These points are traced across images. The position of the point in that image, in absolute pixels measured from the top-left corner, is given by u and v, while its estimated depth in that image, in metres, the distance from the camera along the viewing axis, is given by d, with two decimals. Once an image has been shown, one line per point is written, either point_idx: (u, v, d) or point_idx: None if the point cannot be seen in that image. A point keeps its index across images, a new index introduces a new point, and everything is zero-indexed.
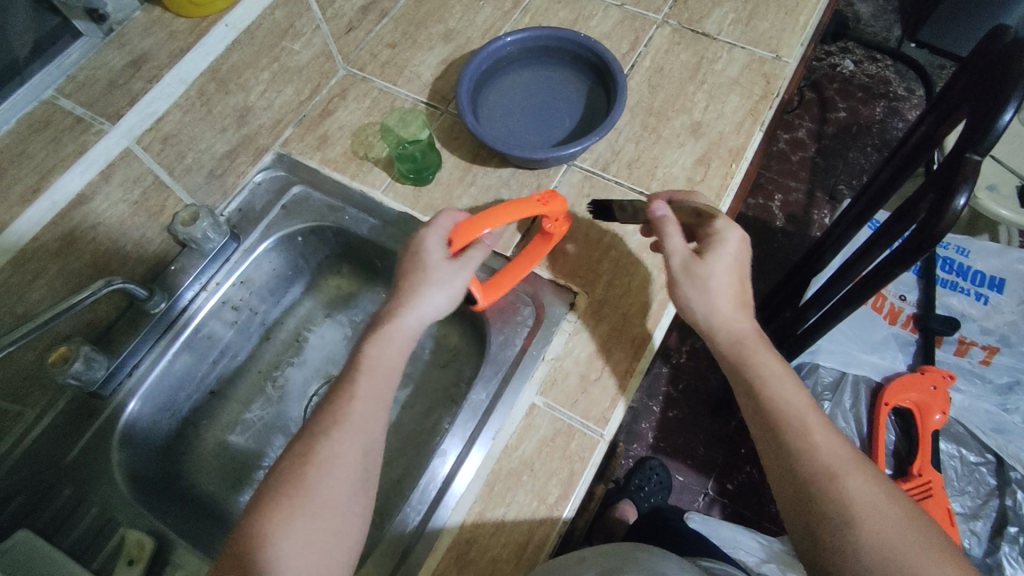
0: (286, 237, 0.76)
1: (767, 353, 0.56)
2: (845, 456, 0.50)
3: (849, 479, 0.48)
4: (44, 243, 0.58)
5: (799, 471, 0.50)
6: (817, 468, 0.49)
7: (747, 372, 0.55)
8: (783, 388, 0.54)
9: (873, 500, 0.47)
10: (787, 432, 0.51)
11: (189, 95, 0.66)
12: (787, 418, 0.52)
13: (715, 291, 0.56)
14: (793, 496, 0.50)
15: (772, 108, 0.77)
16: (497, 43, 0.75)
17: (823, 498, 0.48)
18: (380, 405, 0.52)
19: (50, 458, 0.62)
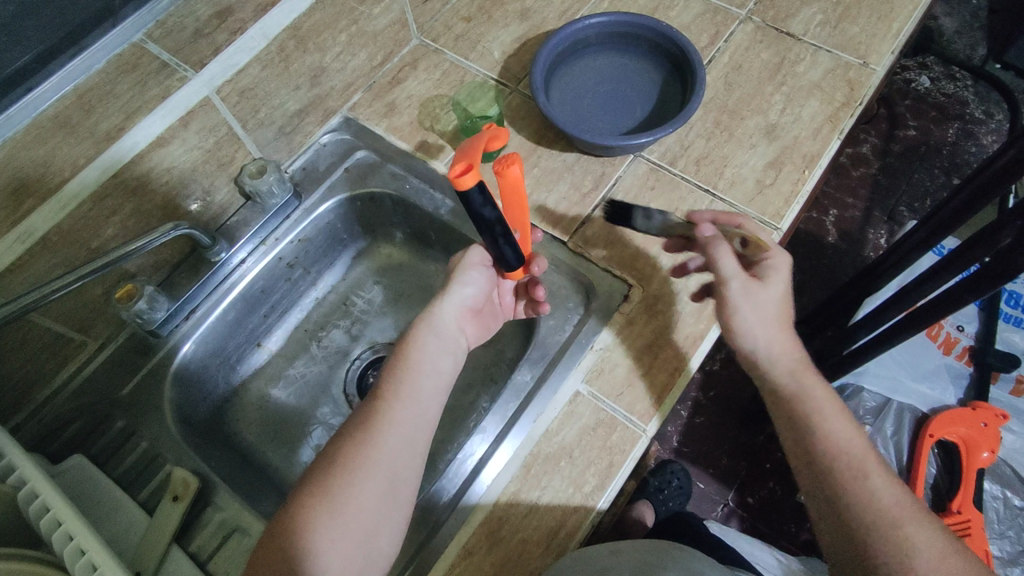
0: (346, 201, 0.77)
1: (820, 391, 0.55)
2: (904, 506, 0.50)
3: (911, 529, 0.49)
4: (123, 180, 0.60)
5: (858, 520, 0.50)
6: (880, 517, 0.49)
7: (802, 408, 0.54)
8: (839, 429, 0.53)
9: (934, 551, 0.48)
10: (847, 478, 0.51)
11: (269, 51, 0.66)
12: (842, 459, 0.52)
13: (768, 319, 0.56)
14: (846, 536, 0.50)
15: (852, 116, 0.74)
16: (576, 25, 0.73)
17: (880, 542, 0.48)
18: (435, 383, 0.55)
19: (107, 390, 0.64)
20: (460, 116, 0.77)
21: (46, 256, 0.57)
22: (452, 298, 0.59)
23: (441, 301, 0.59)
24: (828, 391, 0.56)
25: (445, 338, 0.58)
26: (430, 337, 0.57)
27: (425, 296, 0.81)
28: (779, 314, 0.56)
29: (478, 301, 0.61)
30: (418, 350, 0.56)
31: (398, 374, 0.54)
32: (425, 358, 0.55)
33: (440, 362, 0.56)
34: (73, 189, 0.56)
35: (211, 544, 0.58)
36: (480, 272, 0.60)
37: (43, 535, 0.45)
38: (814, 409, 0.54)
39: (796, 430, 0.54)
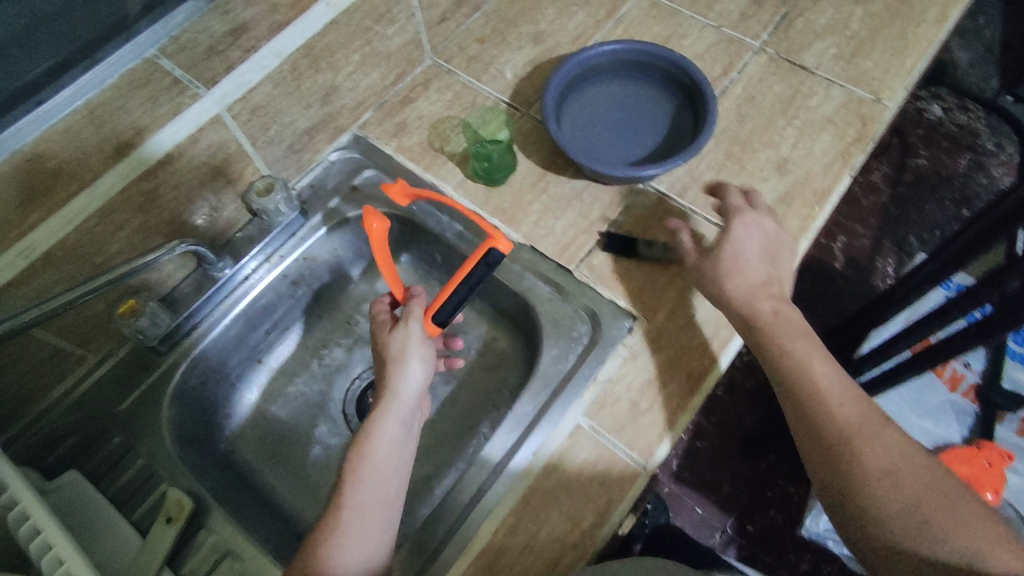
0: (353, 221, 0.76)
1: (789, 316, 0.59)
2: (867, 423, 0.53)
3: (869, 446, 0.52)
4: (129, 196, 0.59)
5: (823, 433, 0.53)
6: (833, 443, 0.53)
7: (765, 337, 0.58)
8: (807, 354, 0.57)
9: (891, 463, 0.51)
10: (808, 398, 0.55)
11: (282, 70, 0.66)
12: (802, 383, 0.55)
13: (726, 271, 0.61)
14: (814, 449, 0.54)
15: (865, 152, 0.73)
16: (590, 52, 0.73)
17: (844, 458, 0.52)
18: (398, 467, 0.56)
19: (105, 406, 0.64)
20: (469, 138, 0.77)
21: (47, 271, 0.56)
22: (406, 378, 0.60)
23: (397, 381, 0.60)
24: (794, 327, 0.58)
25: (403, 420, 0.58)
26: (393, 422, 0.58)
27: None
28: (741, 259, 0.61)
29: (429, 378, 0.62)
30: (379, 435, 0.57)
31: (360, 464, 0.55)
32: (385, 441, 0.57)
33: (400, 450, 0.57)
34: (79, 205, 0.56)
35: (203, 568, 0.57)
36: (425, 352, 0.62)
37: (34, 559, 0.45)
38: (779, 337, 0.57)
39: (764, 359, 0.58)
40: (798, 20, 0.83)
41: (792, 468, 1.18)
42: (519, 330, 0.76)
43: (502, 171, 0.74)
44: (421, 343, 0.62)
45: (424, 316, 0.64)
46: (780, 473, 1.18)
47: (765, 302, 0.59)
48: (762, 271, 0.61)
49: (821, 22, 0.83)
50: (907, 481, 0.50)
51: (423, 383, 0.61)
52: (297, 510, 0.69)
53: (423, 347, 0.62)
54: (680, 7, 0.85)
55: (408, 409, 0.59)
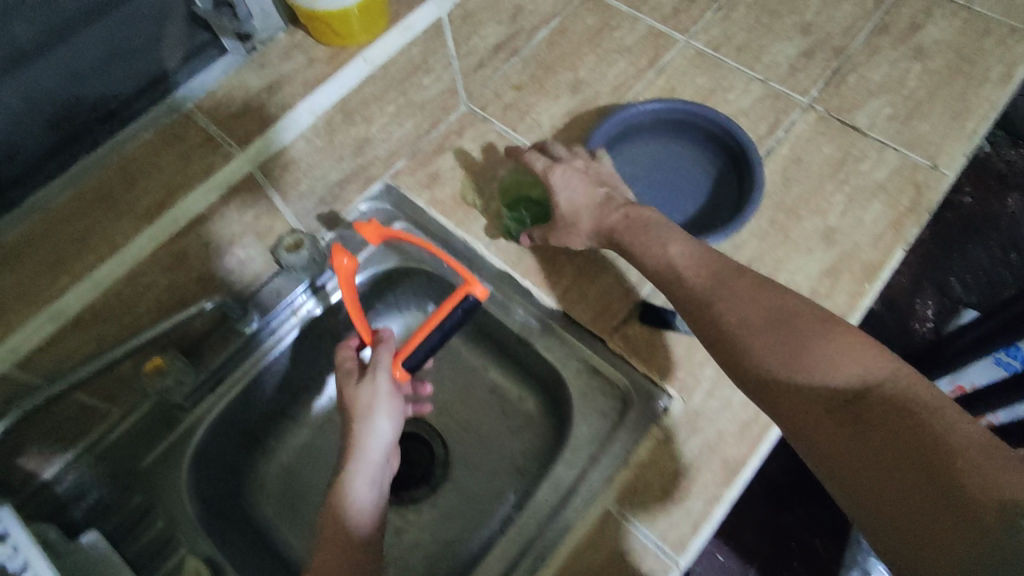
0: (381, 274, 0.75)
1: (713, 277, 0.57)
2: (846, 377, 0.48)
3: (865, 402, 0.47)
4: (159, 257, 0.59)
5: (809, 411, 0.49)
6: (825, 414, 0.48)
7: (699, 305, 0.56)
8: (756, 312, 0.53)
9: (891, 411, 0.46)
10: (774, 370, 0.51)
11: (316, 126, 0.64)
12: (761, 352, 0.52)
13: (568, 228, 0.66)
14: (812, 438, 0.48)
15: (919, 224, 0.70)
16: (631, 109, 0.70)
17: (844, 430, 0.47)
18: (369, 529, 0.55)
19: (128, 462, 0.64)
20: (505, 199, 0.75)
21: (76, 334, 0.56)
22: (374, 434, 0.59)
23: (364, 438, 0.59)
24: (731, 277, 0.56)
25: (369, 477, 0.58)
26: (361, 485, 0.57)
27: (456, 372, 0.80)
28: (568, 215, 0.65)
29: (398, 431, 0.62)
30: (348, 494, 0.56)
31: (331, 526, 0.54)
32: (353, 500, 0.56)
33: (368, 509, 0.56)
34: (108, 269, 0.56)
35: None
36: (394, 406, 0.62)
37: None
38: (722, 304, 0.55)
39: (715, 338, 0.55)
40: (851, 75, 0.79)
41: (817, 520, 1.13)
42: (547, 392, 0.74)
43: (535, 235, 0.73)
44: (388, 394, 0.62)
45: (392, 364, 0.63)
46: (806, 525, 1.13)
47: (615, 213, 0.63)
48: (598, 194, 0.65)
49: (875, 79, 0.79)
50: (899, 429, 0.45)
51: (392, 439, 0.61)
52: None
53: (392, 401, 0.62)
54: (725, 58, 0.82)
55: (376, 468, 0.58)
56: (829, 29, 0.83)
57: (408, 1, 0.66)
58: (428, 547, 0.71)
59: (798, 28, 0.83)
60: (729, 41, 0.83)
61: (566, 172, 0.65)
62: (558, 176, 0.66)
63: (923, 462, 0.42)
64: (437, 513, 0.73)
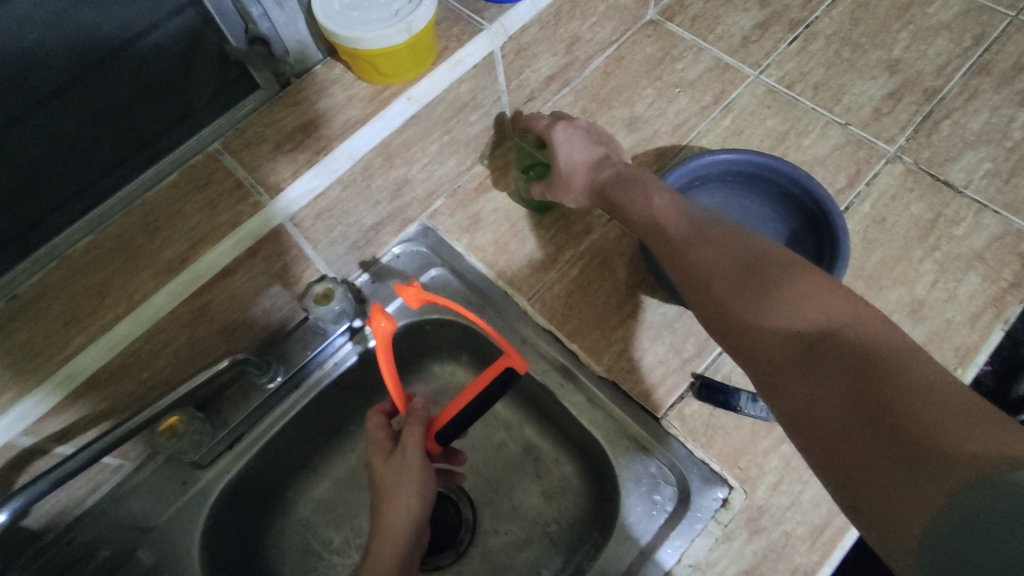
0: (416, 325, 0.69)
1: (682, 225, 0.55)
2: (807, 317, 0.44)
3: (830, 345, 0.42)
4: (179, 315, 0.54)
5: (768, 352, 0.45)
6: (783, 359, 0.44)
7: (670, 250, 0.55)
8: (721, 256, 0.51)
9: (855, 351, 0.41)
10: (735, 313, 0.48)
11: (353, 172, 0.59)
12: (724, 297, 0.49)
13: (565, 175, 0.64)
14: (778, 383, 0.44)
15: (1022, 302, 0.61)
16: (704, 159, 0.64)
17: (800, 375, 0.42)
18: None
19: (138, 521, 0.60)
20: (518, 159, 0.74)
21: (92, 395, 0.53)
22: (403, 511, 0.54)
23: (391, 514, 0.54)
24: (700, 235, 0.53)
25: (400, 554, 0.52)
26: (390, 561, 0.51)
27: (488, 429, 0.74)
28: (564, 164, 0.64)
29: (430, 508, 0.56)
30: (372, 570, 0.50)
31: None
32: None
33: None
34: (123, 329, 0.51)
35: None
36: (425, 481, 0.56)
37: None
38: (688, 253, 0.53)
39: (683, 282, 0.53)
40: (944, 122, 0.71)
41: None
42: (588, 460, 0.68)
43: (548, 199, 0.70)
44: (416, 465, 0.57)
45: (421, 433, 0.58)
46: None
47: (607, 169, 0.63)
48: (597, 152, 0.64)
49: (972, 128, 0.70)
50: (856, 378, 0.39)
51: (423, 517, 0.55)
52: None
53: (422, 474, 0.57)
54: (800, 97, 0.75)
55: (406, 549, 0.52)
56: (920, 67, 0.74)
57: (459, 34, 0.60)
58: None
59: (883, 65, 0.75)
60: (805, 78, 0.76)
61: (568, 129, 0.65)
62: (558, 128, 0.65)
63: (866, 404, 0.38)
64: None
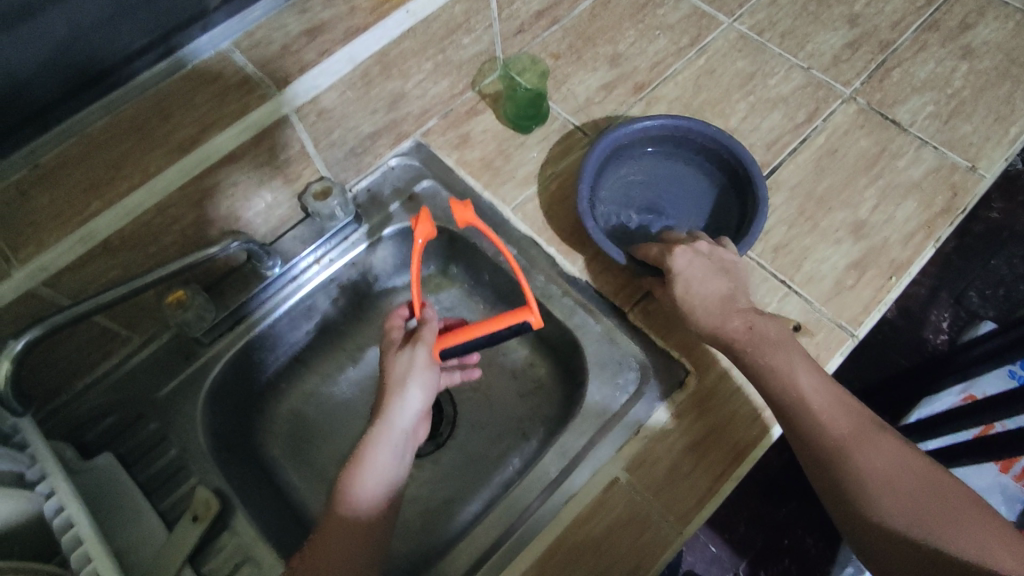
0: (405, 231, 0.75)
1: (748, 323, 0.59)
2: (850, 431, 0.53)
3: (860, 453, 0.52)
4: (188, 192, 0.59)
5: (814, 441, 0.54)
6: (832, 452, 0.53)
7: (736, 352, 0.58)
8: (782, 363, 0.56)
9: (882, 466, 0.52)
10: (795, 416, 0.54)
11: (353, 76, 0.64)
12: (786, 403, 0.55)
13: (693, 300, 0.60)
14: (815, 466, 0.54)
15: (951, 226, 0.69)
16: (625, 128, 0.69)
17: (841, 471, 0.52)
18: (380, 497, 0.54)
19: (143, 389, 0.65)
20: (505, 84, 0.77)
21: (106, 258, 0.57)
22: (404, 403, 0.58)
23: (393, 405, 0.57)
24: (769, 342, 0.57)
25: (394, 439, 0.56)
26: (385, 451, 0.55)
27: None
28: (688, 293, 0.60)
29: (429, 403, 0.60)
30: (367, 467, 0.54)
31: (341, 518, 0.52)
32: (371, 474, 0.54)
33: (383, 480, 0.55)
34: (136, 199, 0.55)
35: (223, 571, 0.57)
36: (428, 378, 0.60)
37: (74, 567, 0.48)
38: (755, 349, 0.57)
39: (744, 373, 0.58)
40: (895, 70, 0.78)
41: (812, 518, 1.09)
42: (560, 360, 0.74)
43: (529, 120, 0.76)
44: (423, 362, 0.60)
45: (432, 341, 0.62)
46: (799, 522, 1.09)
47: (737, 319, 0.59)
48: (722, 286, 0.60)
49: (919, 76, 0.77)
50: (887, 485, 0.51)
51: (421, 410, 0.59)
52: (314, 514, 0.69)
53: (427, 371, 0.60)
54: (768, 43, 0.81)
55: (399, 437, 0.57)
56: (877, 22, 0.81)
57: None
58: (427, 501, 0.71)
59: (845, 19, 0.82)
60: (774, 27, 0.82)
61: (688, 255, 0.61)
62: (683, 256, 0.61)
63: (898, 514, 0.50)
64: (441, 470, 0.73)
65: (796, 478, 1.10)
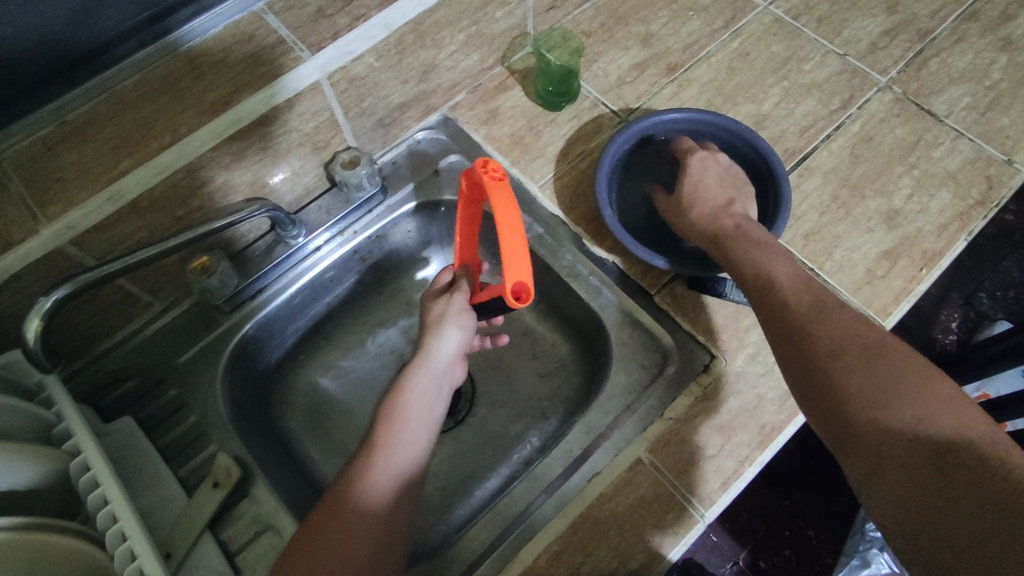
0: (430, 206, 0.75)
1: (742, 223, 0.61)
2: (818, 309, 0.52)
3: (825, 327, 0.51)
4: (219, 153, 0.58)
5: (783, 321, 0.53)
6: (795, 328, 0.52)
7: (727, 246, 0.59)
8: (763, 260, 0.57)
9: (844, 339, 0.50)
10: (769, 304, 0.54)
11: (387, 42, 0.62)
12: (762, 292, 0.55)
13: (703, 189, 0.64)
14: (781, 347, 0.52)
15: (984, 218, 0.68)
16: (647, 121, 0.68)
17: (803, 346, 0.50)
18: (426, 425, 0.56)
19: (163, 355, 0.64)
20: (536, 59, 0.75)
21: (133, 218, 0.56)
22: (442, 344, 0.60)
23: (432, 344, 0.60)
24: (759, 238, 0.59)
25: (435, 375, 0.59)
26: (425, 383, 0.58)
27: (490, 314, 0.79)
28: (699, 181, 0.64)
29: (466, 344, 0.63)
30: (413, 398, 0.57)
31: (390, 424, 0.55)
32: (417, 404, 0.56)
33: (428, 412, 0.57)
34: (168, 158, 0.54)
35: (243, 537, 0.57)
36: (466, 320, 0.62)
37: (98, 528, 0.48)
38: (740, 250, 0.58)
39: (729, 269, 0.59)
40: (933, 59, 0.77)
41: (816, 511, 1.08)
42: (582, 341, 0.73)
43: (561, 99, 0.75)
44: (460, 304, 0.62)
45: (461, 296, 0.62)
46: (802, 513, 1.08)
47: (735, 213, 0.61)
48: (728, 192, 0.63)
49: (957, 67, 0.76)
50: (854, 358, 0.48)
51: (458, 351, 0.62)
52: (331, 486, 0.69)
53: (463, 314, 0.62)
54: (804, 28, 0.80)
55: (439, 375, 0.59)
56: (916, 10, 0.80)
57: None
58: (444, 477, 0.71)
59: (883, 6, 0.80)
60: (810, 12, 0.81)
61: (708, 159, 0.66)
62: (708, 158, 0.66)
63: (857, 386, 0.47)
64: (458, 446, 0.72)
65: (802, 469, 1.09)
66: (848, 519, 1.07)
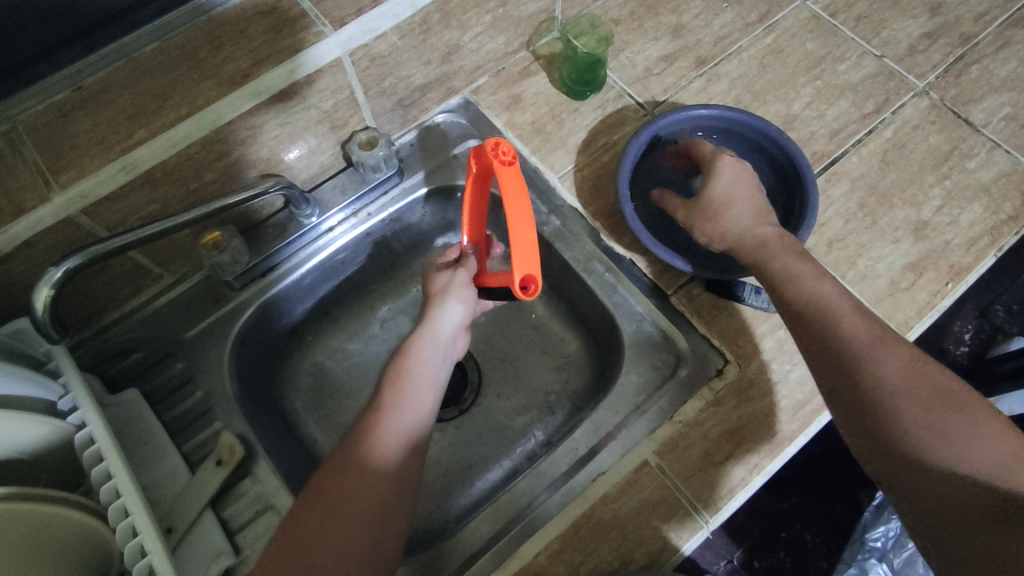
0: (446, 191, 0.74)
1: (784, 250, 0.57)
2: (878, 337, 0.52)
3: (881, 356, 0.51)
4: (236, 129, 0.57)
5: (835, 349, 0.52)
6: (852, 358, 0.51)
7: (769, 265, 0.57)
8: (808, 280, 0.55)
9: (900, 373, 0.50)
10: (819, 325, 0.53)
11: (412, 22, 0.60)
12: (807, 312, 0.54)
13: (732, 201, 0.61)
14: (837, 382, 0.52)
15: (1016, 234, 0.66)
16: (673, 117, 0.66)
17: (858, 379, 0.50)
18: (431, 391, 0.55)
19: (172, 329, 0.64)
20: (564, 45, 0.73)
21: (147, 189, 0.56)
22: (446, 316, 0.58)
23: (434, 315, 0.58)
24: (799, 253, 0.58)
25: (440, 345, 0.57)
26: (431, 351, 0.56)
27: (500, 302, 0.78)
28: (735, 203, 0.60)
29: (469, 317, 0.61)
30: (417, 363, 0.55)
31: (398, 386, 0.54)
32: (423, 370, 0.55)
33: (433, 377, 0.56)
34: (183, 130, 0.53)
35: (243, 516, 0.57)
36: (468, 292, 0.60)
37: (101, 501, 0.48)
38: (786, 275, 0.56)
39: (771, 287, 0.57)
40: (974, 66, 0.74)
41: (814, 516, 1.07)
42: (593, 337, 0.73)
43: (583, 87, 0.73)
44: (463, 277, 0.60)
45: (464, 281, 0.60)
46: (799, 516, 1.07)
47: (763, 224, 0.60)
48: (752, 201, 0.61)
49: (999, 75, 0.73)
50: (908, 390, 0.49)
51: (461, 323, 0.60)
52: None
53: (466, 288, 0.60)
54: (841, 26, 0.77)
55: (442, 344, 0.57)
56: (960, 13, 0.77)
57: None
58: (446, 464, 0.70)
59: (926, 6, 0.77)
60: (849, 9, 0.78)
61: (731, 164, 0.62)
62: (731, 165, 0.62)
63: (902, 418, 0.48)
64: (461, 435, 0.72)
65: (803, 473, 1.08)
66: (846, 526, 1.06)
